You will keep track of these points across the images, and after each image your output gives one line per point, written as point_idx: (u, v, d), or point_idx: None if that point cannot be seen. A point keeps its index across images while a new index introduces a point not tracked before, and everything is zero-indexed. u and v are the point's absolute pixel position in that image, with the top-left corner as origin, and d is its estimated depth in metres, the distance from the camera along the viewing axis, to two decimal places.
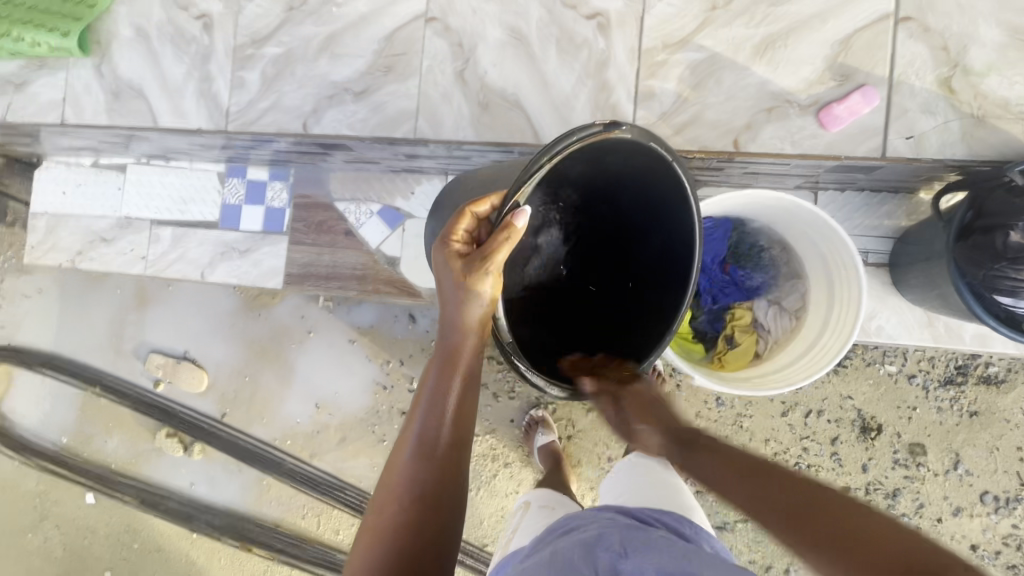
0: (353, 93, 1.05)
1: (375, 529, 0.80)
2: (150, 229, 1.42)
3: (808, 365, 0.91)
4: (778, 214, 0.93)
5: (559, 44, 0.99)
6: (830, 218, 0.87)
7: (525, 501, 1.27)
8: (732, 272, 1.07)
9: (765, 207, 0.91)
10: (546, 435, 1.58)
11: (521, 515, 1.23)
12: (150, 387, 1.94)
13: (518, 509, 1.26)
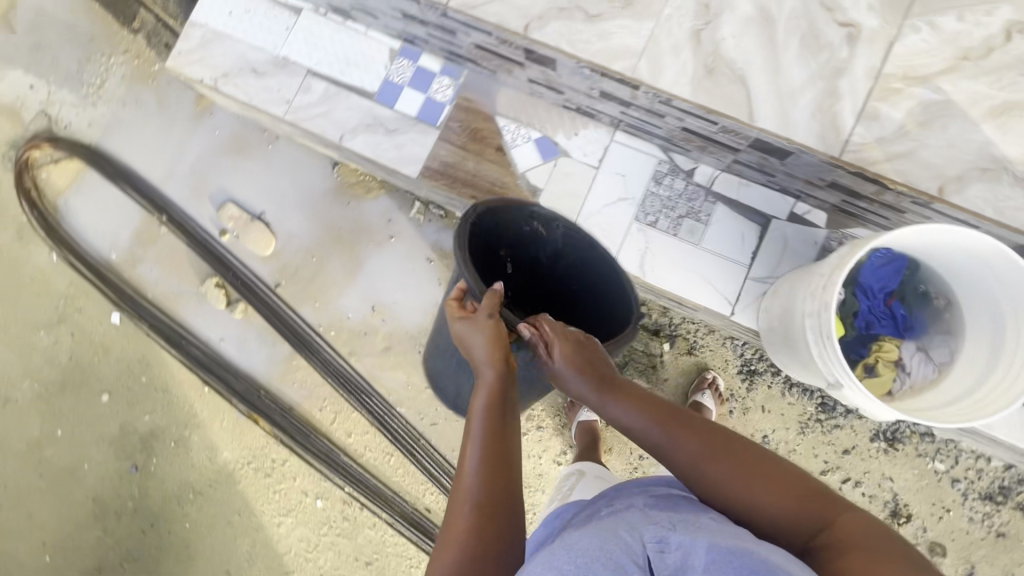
0: (585, 14, 1.05)
1: (452, 529, 0.75)
2: (303, 77, 1.41)
3: (959, 413, 0.87)
4: (974, 269, 0.90)
5: (803, 38, 0.99)
6: None
7: (578, 471, 1.32)
8: (895, 308, 0.99)
9: (969, 256, 0.88)
10: (590, 412, 1.59)
11: (573, 481, 1.27)
12: (214, 234, 1.92)
13: (570, 475, 1.31)
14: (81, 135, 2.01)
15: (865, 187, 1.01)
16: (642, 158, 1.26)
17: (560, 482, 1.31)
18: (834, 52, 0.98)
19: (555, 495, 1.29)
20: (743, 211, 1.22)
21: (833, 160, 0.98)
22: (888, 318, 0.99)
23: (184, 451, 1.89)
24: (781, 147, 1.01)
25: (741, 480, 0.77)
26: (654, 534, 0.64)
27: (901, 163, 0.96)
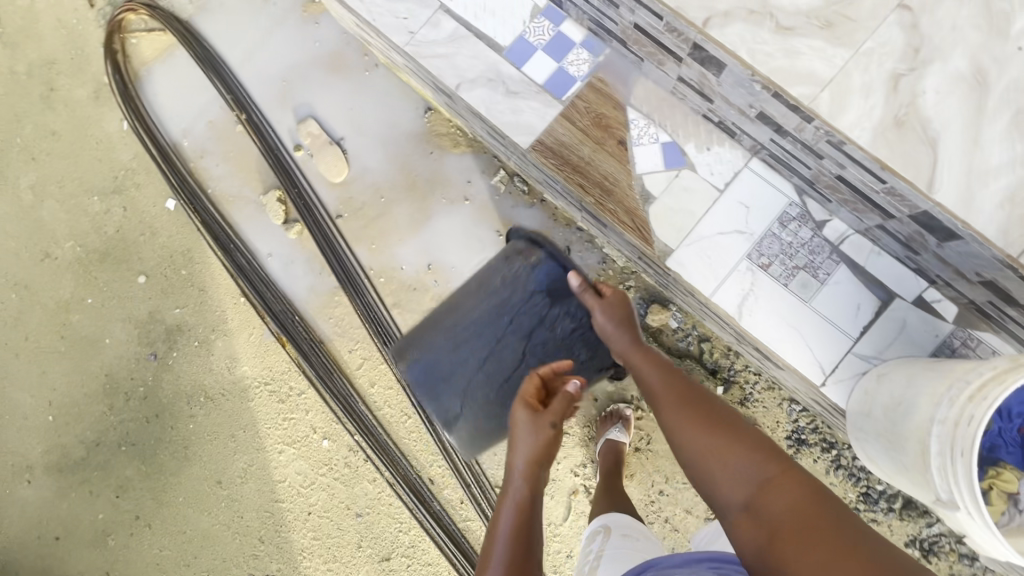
0: (776, 24, 0.94)
1: None
2: (433, 10, 1.30)
3: None
4: None
5: (1017, 117, 0.87)
6: None
7: (606, 527, 1.23)
8: None
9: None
10: (622, 433, 1.52)
11: (602, 542, 1.19)
12: (288, 146, 1.85)
13: (596, 533, 1.23)
14: (179, 9, 1.92)
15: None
16: (773, 195, 1.15)
17: (586, 542, 1.23)
18: None
19: (582, 558, 1.21)
20: (867, 281, 1.11)
21: (1007, 259, 0.87)
22: (1019, 447, 0.85)
23: (205, 354, 1.86)
24: (950, 227, 0.90)
25: (703, 433, 0.75)
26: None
27: None
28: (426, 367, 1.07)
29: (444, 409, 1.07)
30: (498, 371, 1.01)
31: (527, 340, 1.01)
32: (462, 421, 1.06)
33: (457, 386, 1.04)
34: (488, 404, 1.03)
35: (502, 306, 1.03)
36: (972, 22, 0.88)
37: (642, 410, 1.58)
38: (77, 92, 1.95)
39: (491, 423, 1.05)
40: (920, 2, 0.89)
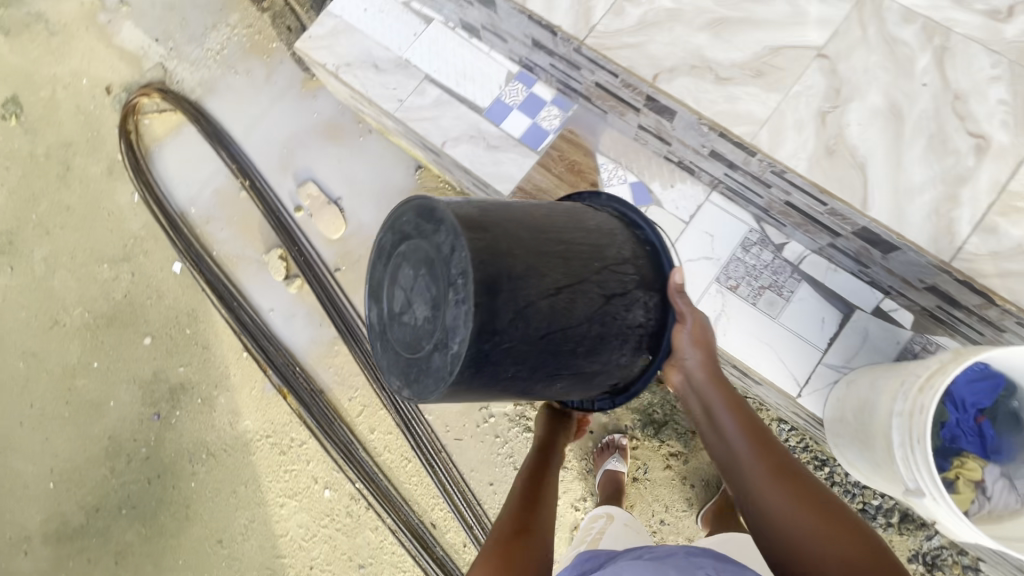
0: (715, 75, 1.09)
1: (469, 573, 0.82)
2: (419, 81, 1.47)
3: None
4: None
5: (931, 141, 1.00)
6: None
7: (607, 514, 1.41)
8: (986, 426, 0.91)
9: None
10: (619, 463, 1.55)
11: (603, 525, 1.37)
12: (289, 208, 1.98)
13: (599, 516, 1.41)
14: (189, 92, 2.11)
15: (968, 297, 0.99)
16: (735, 223, 1.26)
17: (588, 523, 1.40)
18: (959, 159, 0.99)
19: (584, 535, 1.39)
20: (828, 295, 1.20)
21: (941, 264, 0.97)
22: (976, 436, 0.92)
23: (208, 410, 1.89)
24: (888, 240, 1.01)
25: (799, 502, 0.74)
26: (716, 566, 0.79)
27: (1012, 281, 0.94)
28: (497, 254, 0.79)
29: (498, 319, 0.78)
30: (567, 305, 0.85)
31: (605, 300, 0.89)
32: (496, 349, 0.80)
33: (520, 295, 0.80)
34: (530, 345, 0.83)
35: (596, 245, 0.91)
36: (880, 67, 1.04)
37: (637, 439, 1.61)
38: (92, 170, 2.11)
39: (512, 371, 0.83)
40: (834, 52, 1.05)
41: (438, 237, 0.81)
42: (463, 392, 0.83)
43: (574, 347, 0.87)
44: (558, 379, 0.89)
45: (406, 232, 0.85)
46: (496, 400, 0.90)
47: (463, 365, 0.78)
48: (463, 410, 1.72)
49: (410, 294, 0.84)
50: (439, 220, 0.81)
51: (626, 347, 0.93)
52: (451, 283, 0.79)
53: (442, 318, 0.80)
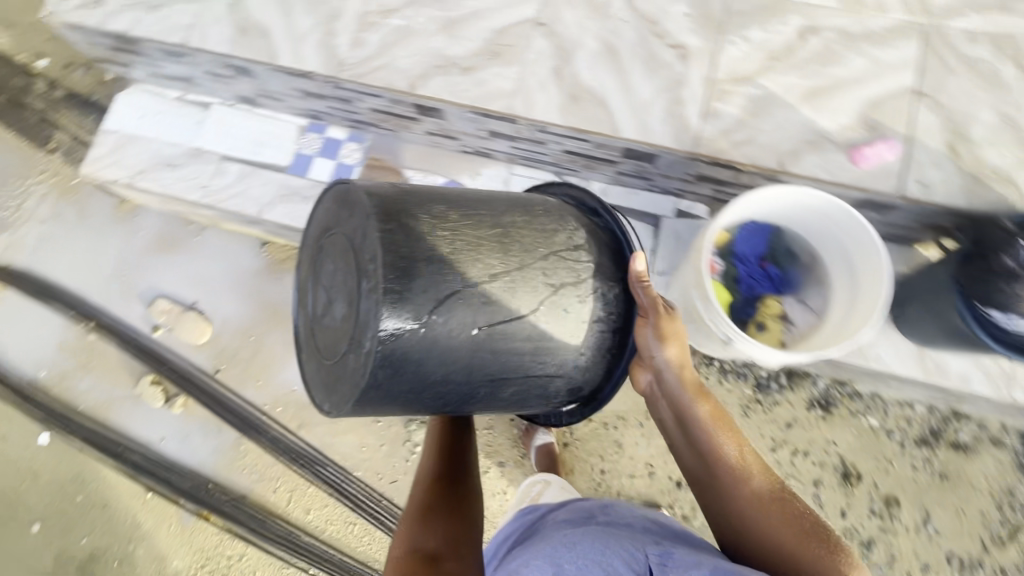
0: (461, 67, 1.21)
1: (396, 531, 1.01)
2: (217, 163, 1.49)
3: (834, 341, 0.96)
4: (813, 217, 1.01)
5: (644, 62, 1.17)
6: (860, 217, 0.93)
7: (546, 480, 1.50)
8: (770, 269, 1.08)
9: (801, 206, 1.00)
10: (546, 435, 1.60)
11: (541, 489, 1.47)
12: (146, 331, 1.88)
13: (536, 481, 1.51)
14: None
15: (724, 173, 1.16)
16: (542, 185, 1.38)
17: (527, 488, 1.50)
18: (670, 69, 1.16)
19: (524, 499, 1.50)
20: (637, 216, 1.35)
21: (690, 154, 1.13)
22: (765, 279, 1.08)
23: (129, 570, 1.74)
24: (646, 151, 1.16)
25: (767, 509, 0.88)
26: (660, 551, 0.83)
27: (744, 149, 1.12)
28: (411, 239, 0.84)
29: (408, 306, 0.82)
30: (502, 301, 0.88)
31: (553, 291, 0.91)
32: (416, 349, 0.84)
33: (440, 292, 0.84)
34: (457, 345, 0.87)
35: (541, 233, 0.94)
36: (586, 18, 1.20)
37: None
38: None
39: (436, 370, 0.87)
40: (547, 18, 1.20)
41: (353, 221, 0.87)
42: (383, 393, 0.87)
43: (512, 343, 0.89)
44: (501, 383, 0.93)
45: (330, 225, 0.92)
46: (441, 408, 0.94)
47: (376, 360, 0.82)
48: (388, 451, 1.72)
49: (331, 292, 0.90)
50: (354, 204, 0.88)
51: (585, 349, 0.96)
52: (366, 271, 0.83)
53: (357, 309, 0.85)
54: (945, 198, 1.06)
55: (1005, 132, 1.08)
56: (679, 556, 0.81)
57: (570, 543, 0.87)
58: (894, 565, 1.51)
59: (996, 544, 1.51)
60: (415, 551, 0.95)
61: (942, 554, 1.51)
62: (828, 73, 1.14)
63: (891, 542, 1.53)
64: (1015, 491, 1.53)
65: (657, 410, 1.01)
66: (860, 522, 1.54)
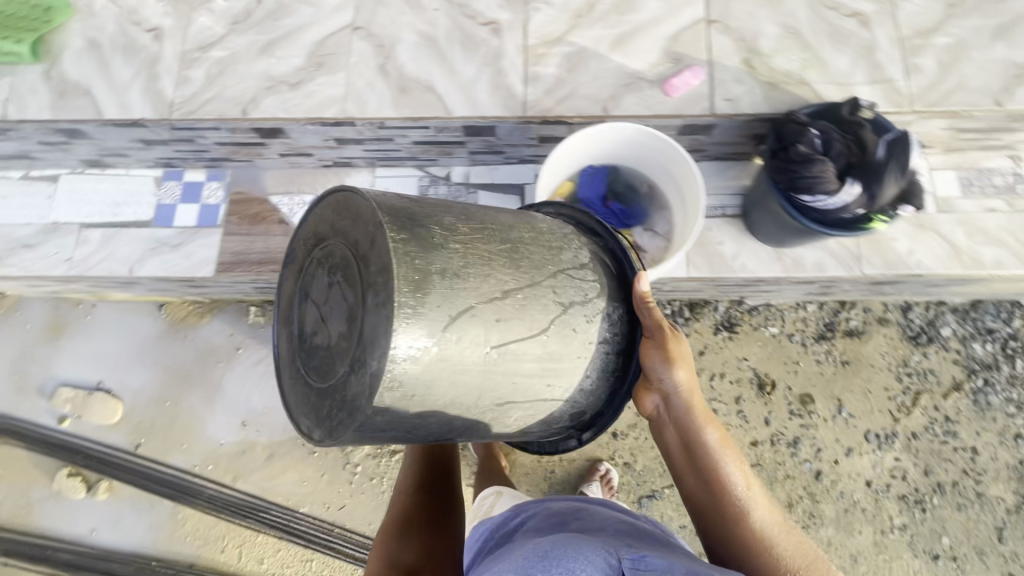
0: (289, 84, 1.23)
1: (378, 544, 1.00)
2: (76, 232, 1.44)
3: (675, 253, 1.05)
4: (633, 149, 1.11)
5: (461, 43, 1.23)
6: (666, 137, 1.03)
7: (498, 490, 1.44)
8: (613, 206, 1.16)
9: (621, 141, 1.10)
10: None
11: (494, 502, 1.40)
12: (53, 425, 1.79)
13: (490, 493, 1.44)
14: None
15: (561, 130, 1.22)
16: (405, 180, 1.39)
17: (480, 499, 1.45)
18: (487, 45, 1.23)
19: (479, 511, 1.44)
20: (501, 188, 1.36)
21: (523, 119, 1.19)
22: (611, 215, 1.16)
23: None
24: (483, 125, 1.21)
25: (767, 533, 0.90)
26: (634, 554, 0.71)
27: (569, 103, 1.19)
28: (423, 251, 0.74)
29: (423, 322, 0.72)
30: (514, 320, 0.79)
31: (564, 307, 0.83)
32: (429, 382, 0.74)
33: (450, 311, 0.74)
34: (467, 368, 0.76)
35: (552, 247, 0.85)
36: (400, 14, 1.25)
37: None
38: None
39: (443, 400, 0.77)
40: (362, 21, 1.25)
41: (358, 230, 0.76)
42: (380, 427, 0.75)
43: (522, 365, 0.80)
44: (510, 409, 0.83)
45: (327, 235, 0.81)
46: (446, 436, 0.84)
47: (378, 390, 0.72)
48: (330, 479, 1.71)
49: (324, 308, 0.79)
50: (356, 211, 0.77)
51: (591, 368, 0.88)
52: (374, 285, 0.73)
53: (359, 334, 0.73)
54: (750, 108, 1.16)
55: (787, 39, 1.19)
56: (653, 561, 0.70)
57: (538, 553, 0.72)
58: (821, 456, 1.60)
59: (903, 412, 1.61)
60: (394, 563, 0.95)
61: (860, 435, 1.61)
62: (628, 19, 1.22)
63: (813, 436, 1.62)
64: (908, 360, 1.64)
65: (662, 433, 0.99)
66: (783, 426, 1.62)
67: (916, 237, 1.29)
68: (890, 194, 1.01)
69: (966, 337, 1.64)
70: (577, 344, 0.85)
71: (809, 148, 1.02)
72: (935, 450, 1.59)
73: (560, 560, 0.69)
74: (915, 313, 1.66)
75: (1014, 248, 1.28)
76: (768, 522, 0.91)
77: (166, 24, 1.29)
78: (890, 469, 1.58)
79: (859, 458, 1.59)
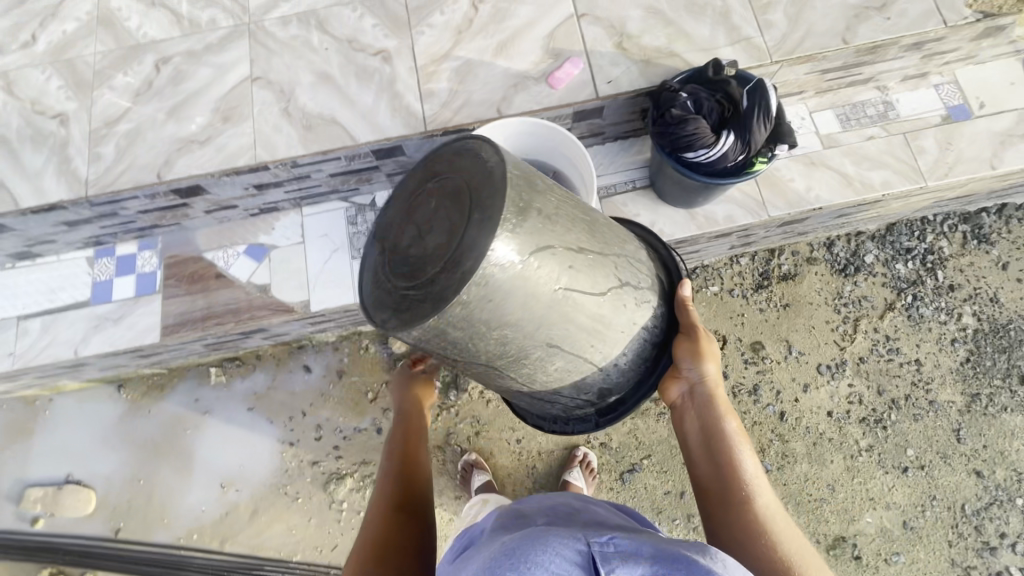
0: (199, 142, 1.28)
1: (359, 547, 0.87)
2: (16, 325, 1.44)
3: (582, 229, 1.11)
4: (526, 142, 1.19)
5: (356, 76, 1.30)
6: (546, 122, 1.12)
7: (483, 499, 1.49)
8: None
9: (510, 137, 1.18)
10: (482, 476, 1.60)
11: (480, 509, 1.45)
12: (27, 528, 1.75)
13: (475, 504, 1.48)
14: None
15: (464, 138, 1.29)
16: (333, 215, 1.45)
17: (466, 510, 1.49)
18: (380, 73, 1.30)
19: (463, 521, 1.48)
20: None
21: (425, 133, 1.26)
22: None
23: None
24: (390, 146, 1.27)
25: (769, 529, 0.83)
26: (603, 538, 0.59)
27: (465, 111, 1.27)
28: (530, 188, 0.79)
29: (515, 239, 0.75)
30: (584, 272, 0.84)
31: (621, 285, 0.90)
32: (510, 288, 0.76)
33: (539, 242, 0.78)
34: (536, 299, 0.80)
35: (627, 244, 0.95)
36: (294, 59, 1.33)
37: (453, 406, 1.71)
38: None
39: (510, 317, 0.79)
40: (259, 73, 1.32)
41: (475, 164, 0.81)
42: (452, 322, 0.77)
43: (580, 313, 0.85)
44: (553, 354, 0.88)
45: (443, 168, 0.86)
46: (494, 363, 0.86)
47: (466, 285, 0.74)
48: (318, 522, 1.70)
49: (427, 224, 0.83)
50: (477, 150, 0.83)
51: (629, 347, 0.96)
52: (484, 207, 0.78)
53: (461, 240, 0.77)
54: (630, 86, 1.25)
55: (651, 19, 1.30)
56: (624, 544, 0.59)
57: (501, 554, 0.60)
58: (782, 397, 1.66)
59: (847, 340, 1.70)
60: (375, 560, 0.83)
61: (813, 369, 1.68)
62: (505, 26, 1.32)
63: (771, 379, 1.68)
64: (842, 291, 1.74)
65: (683, 423, 0.99)
66: (741, 376, 1.68)
67: (810, 174, 1.40)
68: (763, 138, 1.09)
69: (888, 260, 1.75)
70: (621, 322, 0.92)
71: (681, 110, 1.11)
72: (883, 368, 1.67)
73: (522, 557, 0.57)
74: (838, 247, 1.77)
75: (897, 168, 1.40)
76: (780, 527, 0.84)
77: (71, 108, 1.34)
78: (846, 396, 1.66)
79: (816, 391, 1.66)
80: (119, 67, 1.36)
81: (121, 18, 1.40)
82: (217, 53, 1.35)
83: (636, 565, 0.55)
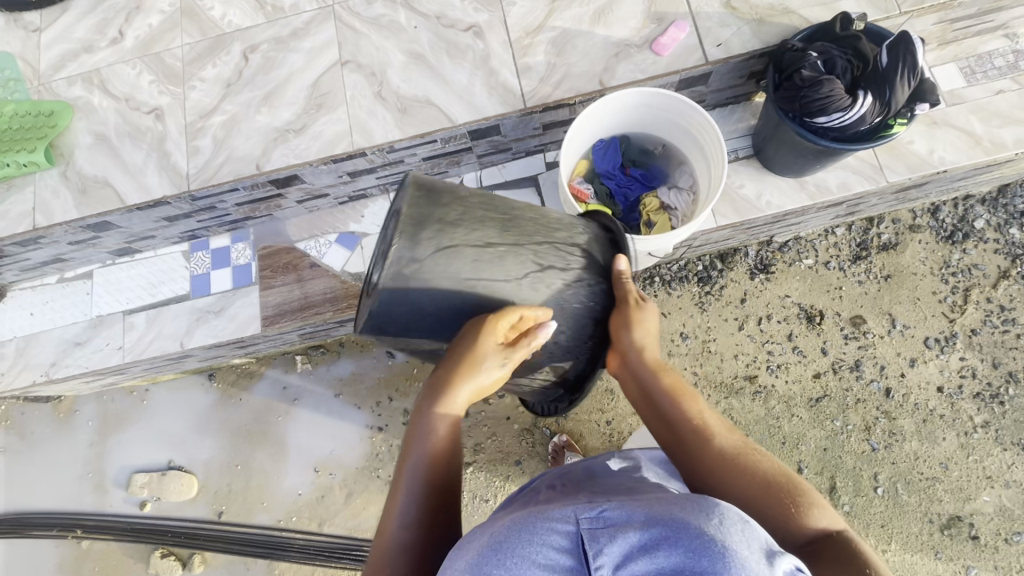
0: (294, 131, 1.27)
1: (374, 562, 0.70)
2: (121, 320, 1.47)
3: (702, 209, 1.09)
4: (641, 111, 1.15)
5: (449, 54, 1.26)
6: (669, 93, 1.06)
7: None
8: (633, 171, 1.23)
9: (626, 108, 1.14)
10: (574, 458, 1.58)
11: None
12: (136, 512, 1.83)
13: None
14: None
15: (562, 113, 1.24)
16: None
17: None
18: (473, 50, 1.26)
19: None
20: (515, 184, 1.38)
21: (524, 111, 1.21)
22: (634, 181, 1.23)
23: None
24: (487, 126, 1.23)
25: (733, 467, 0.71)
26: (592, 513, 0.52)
27: (566, 84, 1.21)
28: (429, 198, 0.80)
29: (410, 247, 0.77)
30: (496, 262, 0.83)
31: (540, 265, 0.86)
32: (412, 288, 0.78)
33: (444, 245, 0.79)
34: (445, 294, 0.81)
35: (550, 227, 0.90)
36: (382, 40, 1.29)
37: None
38: None
39: (431, 307, 0.81)
40: (348, 56, 1.29)
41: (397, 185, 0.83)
42: (386, 319, 0.81)
43: (499, 297, 0.84)
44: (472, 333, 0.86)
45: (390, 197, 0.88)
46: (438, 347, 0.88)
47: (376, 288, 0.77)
48: None
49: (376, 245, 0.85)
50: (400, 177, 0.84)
51: (564, 323, 0.91)
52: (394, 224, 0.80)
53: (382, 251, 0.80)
54: (743, 48, 1.17)
55: None
56: (612, 515, 0.52)
57: (484, 546, 0.53)
58: (886, 372, 1.59)
59: (956, 312, 1.60)
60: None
61: (920, 343, 1.59)
62: None
63: (874, 354, 1.60)
64: (950, 260, 1.63)
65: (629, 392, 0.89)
66: (841, 352, 1.61)
67: (932, 135, 1.29)
68: (904, 96, 1.01)
69: (1002, 224, 1.63)
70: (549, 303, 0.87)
71: (813, 71, 1.03)
72: (998, 341, 1.58)
73: (510, 554, 0.50)
74: (944, 213, 1.65)
75: None
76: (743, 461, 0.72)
77: (165, 102, 1.34)
78: (958, 370, 1.57)
79: (924, 366, 1.58)
80: (207, 58, 1.35)
81: (204, 8, 1.38)
82: (304, 38, 1.32)
83: (623, 539, 0.49)
